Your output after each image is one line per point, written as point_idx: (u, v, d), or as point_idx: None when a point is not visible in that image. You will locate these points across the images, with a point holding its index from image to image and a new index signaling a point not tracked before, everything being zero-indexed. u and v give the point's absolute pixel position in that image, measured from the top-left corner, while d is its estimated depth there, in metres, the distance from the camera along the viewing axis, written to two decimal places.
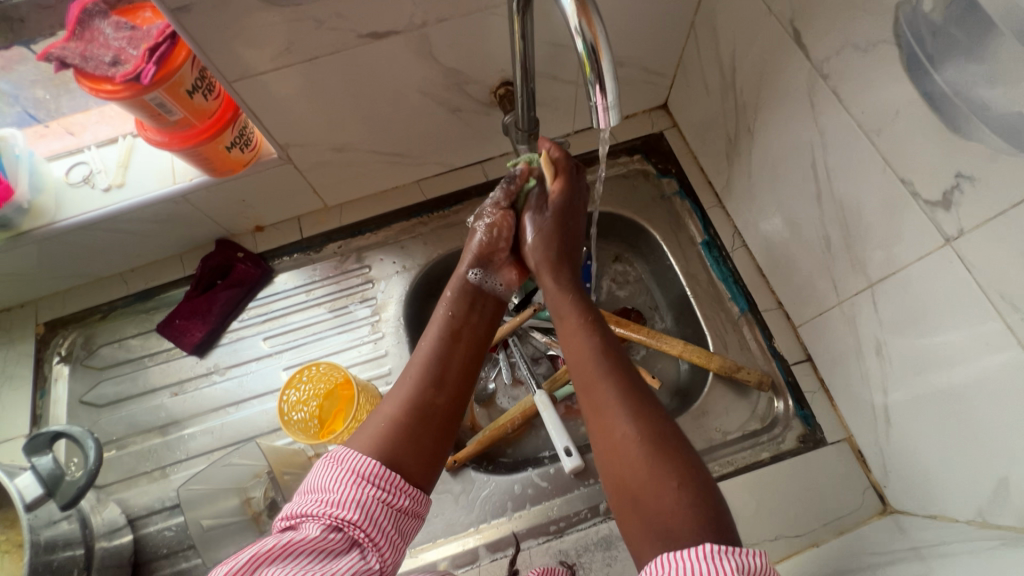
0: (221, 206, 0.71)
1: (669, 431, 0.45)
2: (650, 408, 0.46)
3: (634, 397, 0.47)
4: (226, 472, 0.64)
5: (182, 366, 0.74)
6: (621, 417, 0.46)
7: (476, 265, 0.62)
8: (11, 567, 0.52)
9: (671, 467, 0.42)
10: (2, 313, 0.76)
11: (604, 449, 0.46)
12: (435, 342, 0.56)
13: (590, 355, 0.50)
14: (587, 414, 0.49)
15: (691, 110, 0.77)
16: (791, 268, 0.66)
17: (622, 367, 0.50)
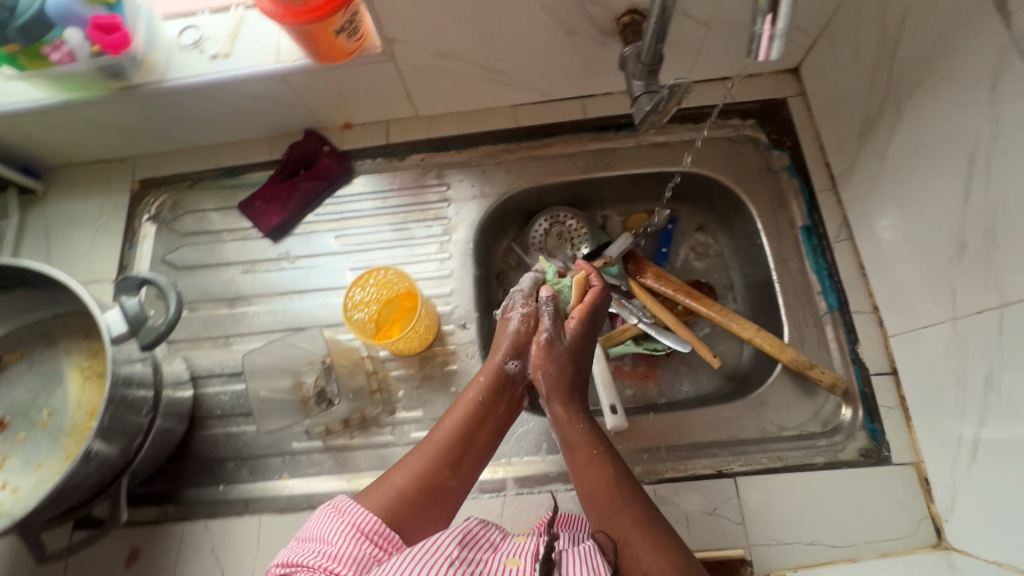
0: (317, 94, 0.70)
1: (694, 564, 0.46)
2: (671, 539, 0.47)
3: (654, 528, 0.48)
4: (287, 352, 0.67)
5: (256, 246, 0.76)
6: (643, 549, 0.46)
7: (512, 356, 0.59)
8: (92, 393, 0.57)
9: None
10: (103, 163, 0.80)
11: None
12: (456, 423, 0.55)
13: (612, 479, 0.51)
14: (609, 550, 0.47)
15: (827, 79, 0.68)
16: (902, 273, 0.60)
17: (640, 498, 0.50)
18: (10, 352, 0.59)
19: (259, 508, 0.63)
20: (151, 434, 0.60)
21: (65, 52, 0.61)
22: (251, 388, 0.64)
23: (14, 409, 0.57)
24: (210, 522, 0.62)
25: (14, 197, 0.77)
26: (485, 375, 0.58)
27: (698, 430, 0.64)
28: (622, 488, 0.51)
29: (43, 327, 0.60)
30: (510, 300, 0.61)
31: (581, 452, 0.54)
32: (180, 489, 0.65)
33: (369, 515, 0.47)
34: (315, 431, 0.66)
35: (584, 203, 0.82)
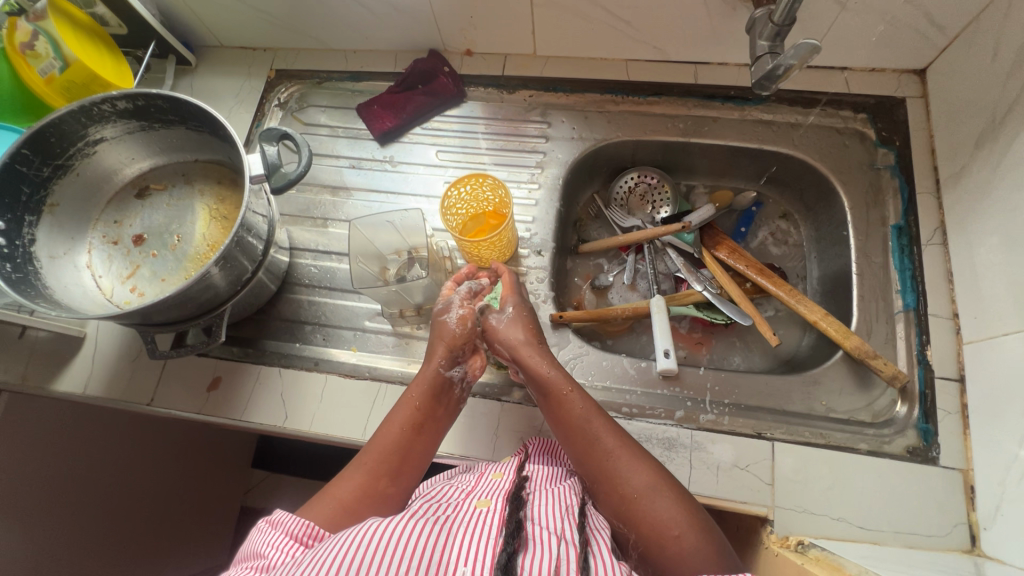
0: (451, 15, 0.76)
1: (665, 478, 0.50)
2: (646, 458, 0.52)
3: (631, 450, 0.52)
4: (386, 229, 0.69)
5: (365, 146, 0.83)
6: (625, 470, 0.50)
7: (451, 359, 0.62)
8: (217, 233, 0.65)
9: (681, 514, 0.47)
10: (249, 50, 0.89)
11: (610, 500, 0.50)
12: (394, 429, 0.56)
13: (584, 413, 0.55)
14: (591, 479, 0.52)
15: (955, 82, 0.67)
16: (992, 282, 0.58)
17: (615, 426, 0.55)
18: (156, 183, 0.68)
19: (327, 368, 0.70)
20: (251, 284, 0.66)
21: None
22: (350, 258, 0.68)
23: (151, 229, 0.66)
24: (283, 369, 0.69)
25: (172, 64, 0.86)
26: (421, 381, 0.60)
27: (745, 393, 0.66)
28: (595, 419, 0.55)
29: (184, 167, 0.68)
30: (449, 303, 0.65)
31: (554, 395, 0.57)
32: (260, 338, 0.73)
33: (304, 521, 0.47)
34: (388, 314, 0.72)
35: (673, 168, 0.83)
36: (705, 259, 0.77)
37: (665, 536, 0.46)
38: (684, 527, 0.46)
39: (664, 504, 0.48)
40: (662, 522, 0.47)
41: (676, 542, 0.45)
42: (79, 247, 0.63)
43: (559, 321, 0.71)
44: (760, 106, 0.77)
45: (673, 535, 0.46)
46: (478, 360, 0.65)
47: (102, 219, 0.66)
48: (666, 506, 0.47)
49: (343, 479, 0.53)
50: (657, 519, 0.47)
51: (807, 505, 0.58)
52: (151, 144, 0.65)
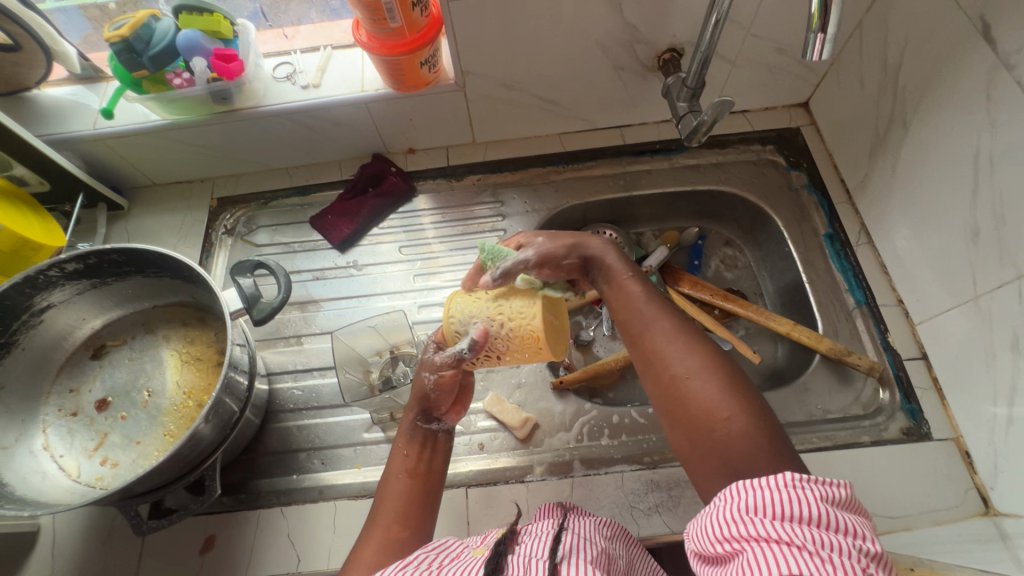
0: (393, 120, 0.80)
1: (726, 367, 0.47)
2: (701, 343, 0.49)
3: (683, 334, 0.50)
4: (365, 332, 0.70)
5: (326, 255, 0.82)
6: (674, 355, 0.48)
7: (423, 411, 0.57)
8: (190, 375, 0.61)
9: (728, 397, 0.45)
10: (184, 183, 0.87)
11: (661, 383, 0.48)
12: (395, 479, 0.55)
13: (641, 300, 0.53)
14: (642, 361, 0.51)
15: (836, 109, 0.79)
16: (921, 268, 0.67)
17: (670, 311, 0.52)
18: (112, 339, 0.64)
19: (333, 494, 0.64)
20: (240, 424, 0.60)
21: (185, 77, 0.68)
22: (340, 371, 0.67)
23: (115, 390, 0.61)
24: (287, 508, 0.63)
25: (103, 212, 0.82)
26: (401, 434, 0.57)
27: None
28: (652, 306, 0.52)
29: (143, 316, 0.65)
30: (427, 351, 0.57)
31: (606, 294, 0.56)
32: (250, 480, 0.66)
33: None
34: (379, 419, 0.69)
35: (622, 220, 0.89)
36: (672, 296, 0.81)
37: (709, 418, 0.45)
38: (733, 411, 0.44)
39: (709, 390, 0.45)
40: (707, 403, 0.45)
41: (724, 424, 0.44)
42: (32, 429, 0.57)
43: (560, 386, 0.71)
44: (684, 153, 0.86)
45: (723, 416, 0.44)
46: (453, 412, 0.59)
47: (54, 390, 0.60)
48: (712, 389, 0.45)
49: (364, 539, 0.51)
50: (706, 400, 0.45)
51: None
52: (105, 299, 0.62)
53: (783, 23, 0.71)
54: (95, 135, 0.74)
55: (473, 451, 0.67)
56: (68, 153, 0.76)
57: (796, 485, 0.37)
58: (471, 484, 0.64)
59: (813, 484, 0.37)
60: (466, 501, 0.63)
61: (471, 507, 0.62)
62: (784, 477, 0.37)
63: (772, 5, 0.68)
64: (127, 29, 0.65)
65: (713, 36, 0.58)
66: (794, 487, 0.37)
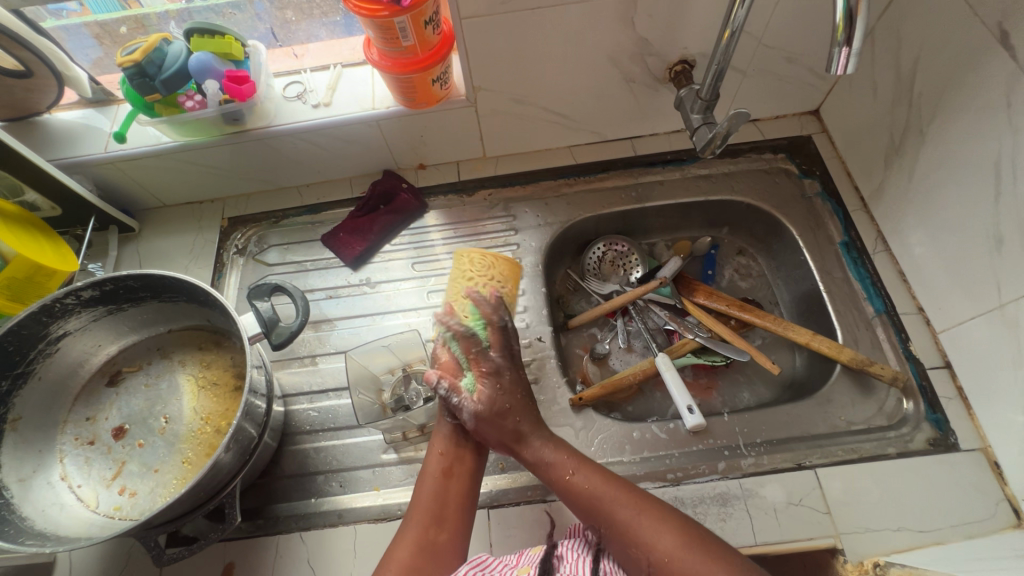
0: (404, 137, 0.79)
1: (698, 533, 0.48)
2: (669, 515, 0.50)
3: (648, 508, 0.51)
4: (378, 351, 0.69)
5: (338, 273, 0.81)
6: (649, 535, 0.49)
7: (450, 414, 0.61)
8: (208, 401, 0.60)
9: (716, 567, 0.45)
10: (194, 204, 0.87)
11: (644, 571, 0.48)
12: (427, 479, 0.57)
13: (595, 481, 0.54)
14: (619, 549, 0.50)
15: (848, 116, 0.79)
16: (942, 275, 0.66)
17: (627, 488, 0.53)
18: (128, 365, 0.63)
19: (353, 518, 0.63)
20: (258, 449, 0.59)
21: (197, 100, 0.68)
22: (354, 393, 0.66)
23: (132, 417, 0.60)
24: (306, 534, 0.62)
25: (114, 235, 0.82)
26: (439, 436, 0.61)
27: (773, 427, 0.67)
28: (610, 485, 0.54)
29: (158, 341, 0.64)
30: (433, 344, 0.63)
31: (556, 482, 0.56)
32: (268, 504, 0.65)
33: None
34: (393, 440, 0.68)
35: (634, 231, 0.88)
36: (687, 307, 0.81)
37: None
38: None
39: (696, 562, 0.46)
40: None
41: None
42: (50, 459, 0.56)
43: (580, 403, 0.69)
44: (696, 163, 0.85)
45: None
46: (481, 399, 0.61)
47: (71, 419, 0.59)
48: (700, 561, 0.46)
49: (402, 544, 0.53)
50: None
51: (866, 523, 0.59)
52: (120, 325, 0.61)
53: (795, 32, 0.70)
54: (107, 158, 0.74)
55: (493, 471, 0.66)
56: (80, 176, 0.76)
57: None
58: (492, 505, 0.63)
59: None
60: (489, 522, 0.62)
61: (494, 528, 0.61)
62: None
63: (784, 15, 0.68)
64: (141, 53, 0.64)
65: (729, 47, 0.58)
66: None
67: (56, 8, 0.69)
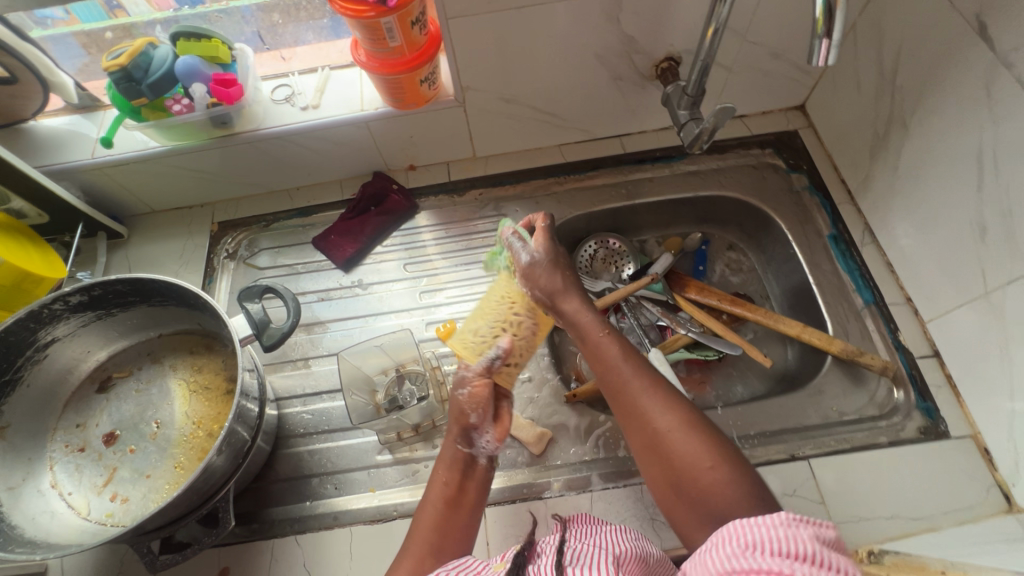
0: (393, 138, 0.79)
1: (704, 420, 0.48)
2: (675, 396, 0.49)
3: (659, 386, 0.50)
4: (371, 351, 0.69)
5: (330, 275, 0.81)
6: (651, 408, 0.49)
7: (465, 436, 0.56)
8: (200, 405, 0.60)
9: (711, 452, 0.45)
10: (184, 209, 0.86)
11: (642, 438, 0.49)
12: (431, 507, 0.53)
13: (613, 351, 0.53)
14: (623, 416, 0.51)
15: (834, 110, 0.79)
16: (929, 265, 0.67)
17: (643, 362, 0.52)
18: (118, 371, 0.62)
19: (348, 520, 0.63)
20: (251, 452, 0.59)
21: (185, 103, 0.68)
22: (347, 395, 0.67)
23: (123, 423, 0.59)
24: (301, 537, 0.62)
25: (103, 241, 0.81)
26: (444, 461, 0.56)
27: (766, 420, 0.67)
28: (624, 358, 0.52)
29: (148, 346, 0.64)
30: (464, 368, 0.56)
31: (574, 338, 0.55)
32: (262, 508, 0.65)
33: None
34: (387, 440, 0.68)
35: (625, 228, 0.89)
36: (679, 302, 0.81)
37: (696, 469, 0.45)
38: (715, 462, 0.45)
39: (690, 446, 0.46)
40: (688, 455, 0.46)
41: (708, 473, 0.44)
42: (40, 467, 0.55)
43: (574, 399, 0.69)
44: (684, 160, 0.86)
45: (705, 468, 0.45)
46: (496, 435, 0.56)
47: (60, 426, 0.59)
48: (696, 444, 0.46)
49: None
50: (685, 453, 0.46)
51: (860, 512, 0.60)
52: (109, 331, 0.61)
53: (778, 28, 0.71)
54: (94, 164, 0.73)
55: None
56: (66, 183, 0.75)
57: (789, 524, 0.33)
58: (488, 503, 0.63)
59: (805, 521, 0.34)
60: (484, 520, 0.62)
61: (490, 526, 0.61)
62: (778, 514, 0.34)
63: (768, 11, 0.68)
64: (127, 57, 0.64)
65: (713, 44, 0.59)
66: (788, 526, 0.33)
67: (41, 16, 0.69)
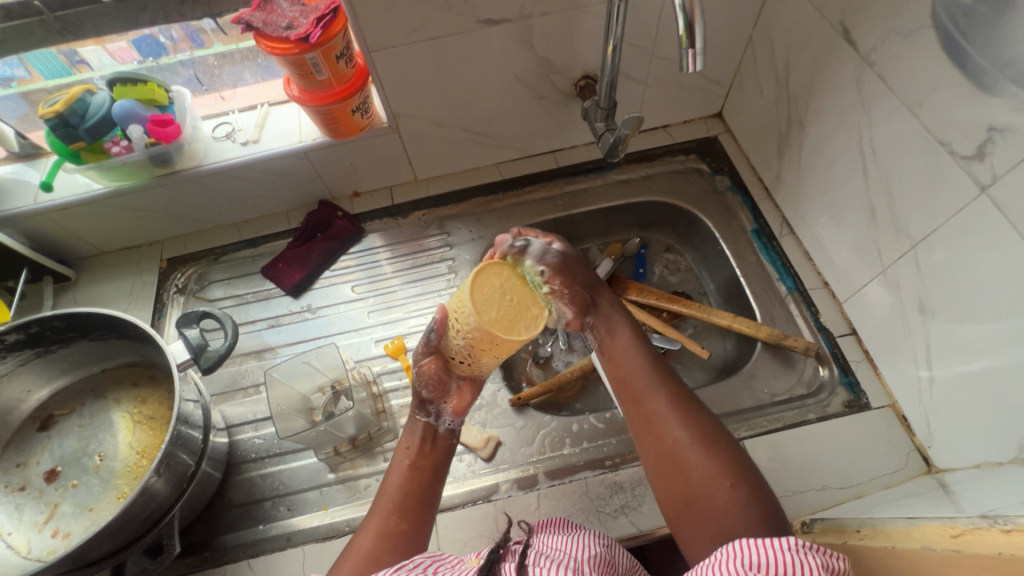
0: (334, 167, 0.83)
1: (724, 437, 0.51)
2: (696, 412, 0.53)
3: (678, 399, 0.53)
4: (302, 368, 0.71)
5: (280, 302, 0.83)
6: (670, 423, 0.52)
7: (422, 407, 0.58)
8: (145, 434, 0.61)
9: (727, 468, 0.48)
10: (133, 248, 0.88)
11: (656, 449, 0.52)
12: (395, 477, 0.56)
13: (637, 364, 0.56)
14: (638, 424, 0.54)
15: (745, 115, 0.86)
16: (838, 249, 0.72)
17: (667, 380, 0.55)
18: (60, 408, 0.63)
19: (301, 540, 0.63)
20: (197, 478, 0.59)
21: (123, 145, 0.71)
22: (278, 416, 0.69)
23: (65, 459, 0.60)
24: (253, 561, 0.62)
25: (50, 285, 0.82)
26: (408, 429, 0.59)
27: (702, 406, 0.70)
28: (650, 374, 0.55)
29: (91, 382, 0.64)
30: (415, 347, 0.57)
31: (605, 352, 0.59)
32: (215, 536, 0.65)
33: None
34: (325, 455, 0.69)
35: (566, 238, 0.93)
36: (621, 304, 0.84)
37: (710, 484, 0.48)
38: (729, 479, 0.47)
39: (706, 459, 0.49)
40: (703, 473, 0.48)
41: (721, 491, 0.47)
42: None
43: (519, 403, 0.72)
44: (615, 170, 0.91)
45: (719, 483, 0.47)
46: (456, 404, 0.58)
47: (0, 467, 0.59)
48: (711, 462, 0.49)
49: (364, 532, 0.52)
50: (701, 468, 0.49)
51: (792, 486, 0.62)
52: (49, 369, 0.61)
53: None
54: (37, 209, 0.75)
55: None
56: (10, 230, 0.76)
57: (800, 550, 0.37)
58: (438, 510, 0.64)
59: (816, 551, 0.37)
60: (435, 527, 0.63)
61: (441, 532, 0.62)
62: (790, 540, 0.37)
63: (669, 29, 0.75)
64: (63, 104, 0.67)
65: (614, 59, 0.64)
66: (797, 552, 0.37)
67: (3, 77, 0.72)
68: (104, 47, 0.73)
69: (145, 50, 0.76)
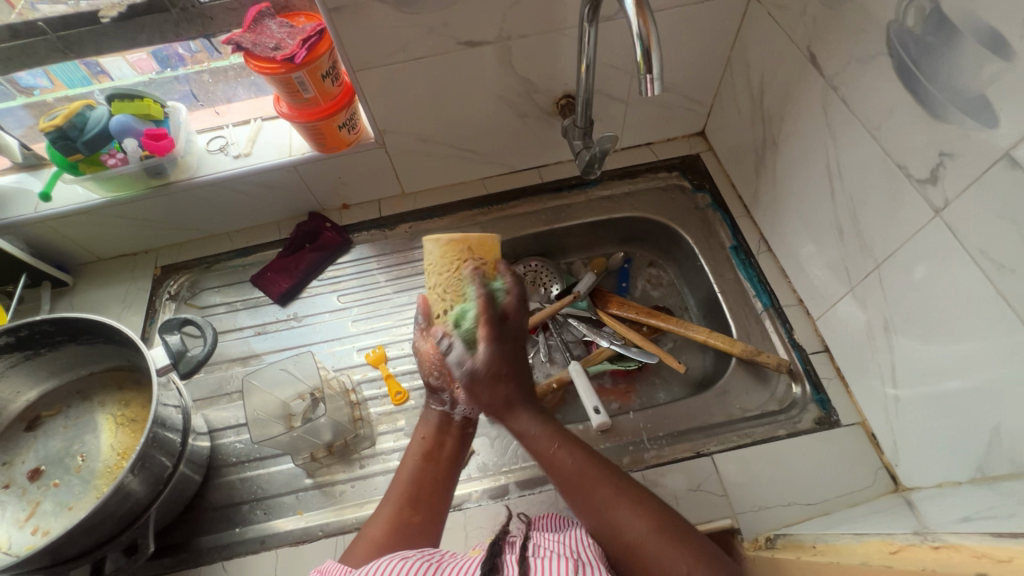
0: (323, 180, 0.86)
1: (676, 521, 0.50)
2: (643, 498, 0.52)
3: (624, 491, 0.52)
4: (280, 375, 0.74)
5: (267, 310, 0.85)
6: (622, 518, 0.50)
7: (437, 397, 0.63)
8: (127, 437, 0.63)
9: (689, 555, 0.47)
10: (129, 256, 0.91)
11: (615, 551, 0.50)
12: (409, 467, 0.59)
13: (576, 459, 0.54)
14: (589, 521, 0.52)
15: (725, 134, 0.87)
16: (811, 267, 0.73)
17: (606, 470, 0.54)
18: (47, 410, 0.65)
19: (275, 543, 0.65)
20: (174, 480, 0.61)
21: (119, 157, 0.74)
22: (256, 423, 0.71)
23: (49, 458, 0.62)
24: (228, 563, 0.63)
25: (47, 290, 0.85)
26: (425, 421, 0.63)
27: (674, 420, 0.71)
28: (590, 466, 0.54)
29: (78, 384, 0.67)
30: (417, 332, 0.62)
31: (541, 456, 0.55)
32: (192, 538, 0.66)
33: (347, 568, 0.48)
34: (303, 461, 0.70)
35: (550, 251, 0.94)
36: (601, 318, 0.85)
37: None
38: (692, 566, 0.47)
39: (666, 551, 0.48)
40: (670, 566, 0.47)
41: None
42: None
43: None
44: (599, 186, 0.93)
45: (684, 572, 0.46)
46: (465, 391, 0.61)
47: None
48: (671, 552, 0.48)
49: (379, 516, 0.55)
50: (666, 561, 0.47)
51: (758, 502, 0.63)
52: (37, 371, 0.64)
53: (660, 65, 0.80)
54: (37, 218, 0.78)
55: None
56: (10, 237, 0.80)
57: None
58: None
59: None
60: None
61: None
62: None
63: None
64: (62, 119, 0.71)
65: (588, 80, 0.66)
66: None
67: (28, 85, 0.75)
68: (124, 59, 0.76)
69: (163, 61, 0.79)
